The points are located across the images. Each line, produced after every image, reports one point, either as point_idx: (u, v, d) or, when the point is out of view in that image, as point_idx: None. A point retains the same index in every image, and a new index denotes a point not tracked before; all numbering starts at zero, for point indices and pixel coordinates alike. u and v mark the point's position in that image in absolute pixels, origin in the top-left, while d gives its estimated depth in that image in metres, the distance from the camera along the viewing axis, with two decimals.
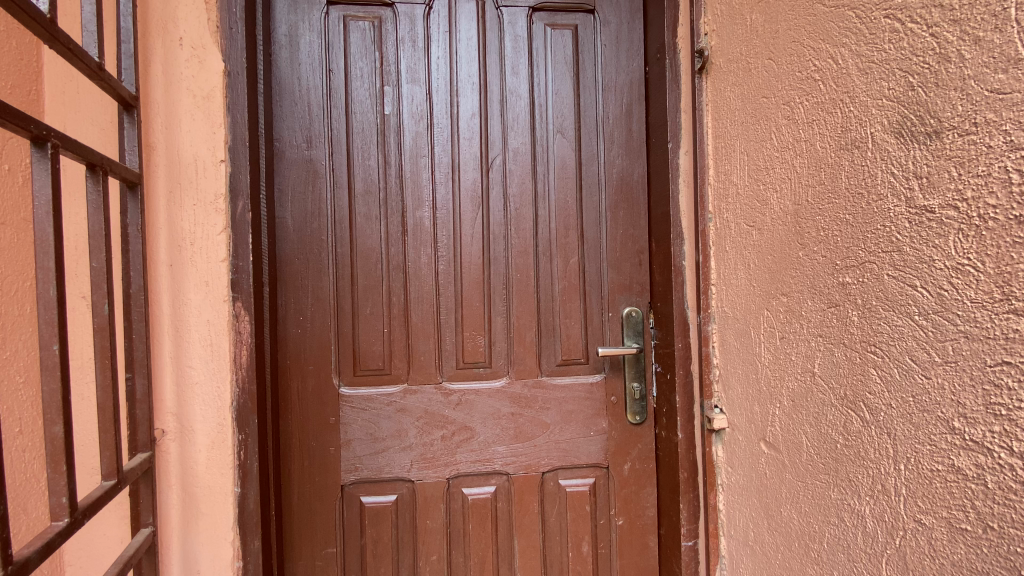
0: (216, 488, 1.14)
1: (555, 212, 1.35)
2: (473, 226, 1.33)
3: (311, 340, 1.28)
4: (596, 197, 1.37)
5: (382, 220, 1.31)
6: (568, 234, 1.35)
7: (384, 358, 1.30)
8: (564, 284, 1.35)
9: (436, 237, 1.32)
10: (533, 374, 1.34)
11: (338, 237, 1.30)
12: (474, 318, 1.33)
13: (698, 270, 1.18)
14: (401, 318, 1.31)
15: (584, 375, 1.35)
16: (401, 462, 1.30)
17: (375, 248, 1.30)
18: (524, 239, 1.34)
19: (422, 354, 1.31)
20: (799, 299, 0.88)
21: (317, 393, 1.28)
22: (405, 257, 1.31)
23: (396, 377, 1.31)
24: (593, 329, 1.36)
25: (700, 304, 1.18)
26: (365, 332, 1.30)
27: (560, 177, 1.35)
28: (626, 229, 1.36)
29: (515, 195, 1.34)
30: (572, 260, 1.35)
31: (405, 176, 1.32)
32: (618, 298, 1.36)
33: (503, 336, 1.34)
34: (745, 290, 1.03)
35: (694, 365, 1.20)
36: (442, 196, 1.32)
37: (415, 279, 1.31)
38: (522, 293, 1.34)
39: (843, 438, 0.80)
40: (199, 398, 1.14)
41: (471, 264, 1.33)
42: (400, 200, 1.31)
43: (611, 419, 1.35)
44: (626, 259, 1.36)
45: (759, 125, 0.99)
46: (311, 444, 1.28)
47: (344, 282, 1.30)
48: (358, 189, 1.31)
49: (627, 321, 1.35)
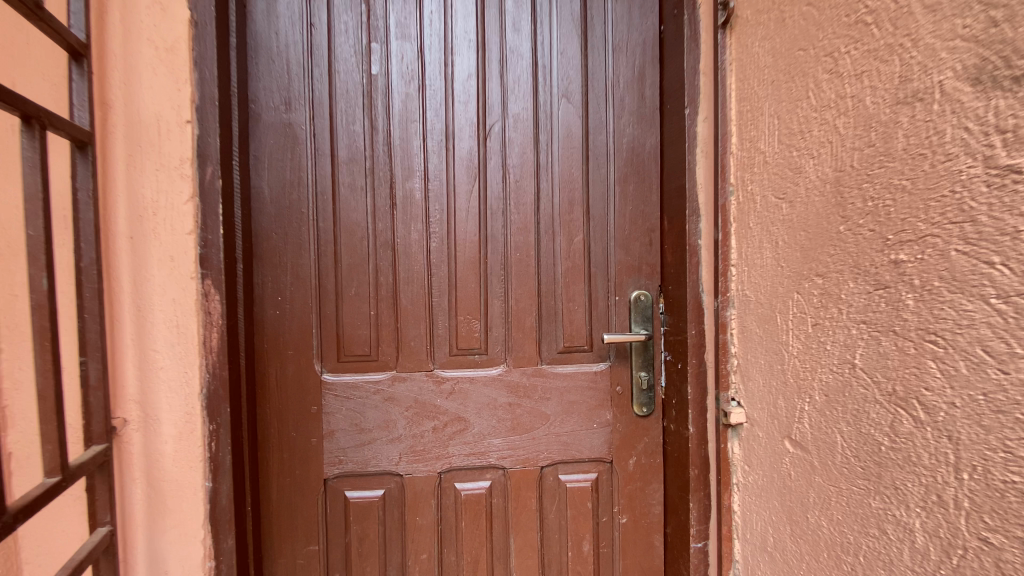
0: (184, 482, 1.04)
1: (559, 186, 1.23)
2: (469, 201, 1.21)
3: (291, 322, 1.17)
4: (604, 169, 1.24)
5: (368, 192, 1.19)
6: (573, 210, 1.24)
7: (369, 343, 1.19)
8: (568, 264, 1.23)
9: (428, 212, 1.20)
10: (532, 362, 1.23)
11: (321, 210, 1.18)
12: (469, 300, 1.21)
13: (717, 249, 1.06)
14: (389, 300, 1.19)
15: (587, 363, 1.24)
16: (389, 454, 1.19)
17: (361, 223, 1.18)
18: (524, 216, 1.22)
19: (412, 339, 1.20)
20: (839, 281, 0.77)
21: (297, 380, 1.17)
22: (394, 232, 1.19)
23: (384, 364, 1.19)
24: (598, 314, 1.25)
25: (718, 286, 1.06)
26: (349, 314, 1.18)
27: (565, 147, 1.23)
28: (636, 205, 1.25)
29: (516, 167, 1.22)
30: (576, 238, 1.23)
31: (394, 145, 1.19)
32: (626, 280, 1.24)
33: (500, 320, 1.23)
34: (771, 271, 0.92)
35: (711, 354, 1.10)
36: (435, 166, 1.20)
37: (405, 257, 1.19)
38: (522, 274, 1.22)
39: (889, 440, 0.69)
40: (165, 385, 1.03)
41: (466, 242, 1.21)
42: (389, 170, 1.19)
43: (617, 411, 1.24)
44: (636, 237, 1.25)
45: (793, 82, 0.87)
46: (291, 435, 1.18)
47: (327, 259, 1.18)
48: (342, 157, 1.18)
49: (635, 305, 1.24)
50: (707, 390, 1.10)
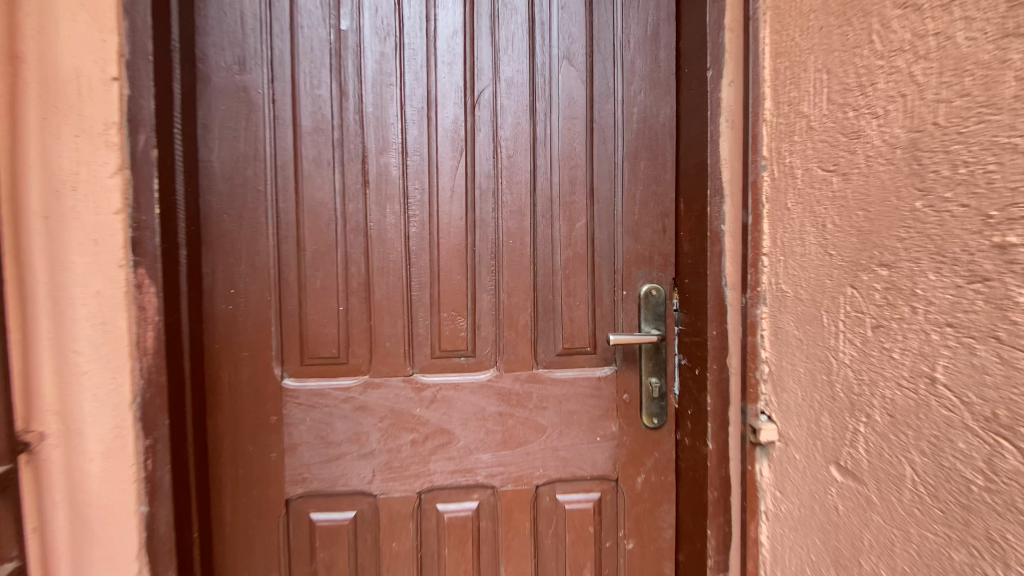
0: (115, 510, 0.87)
1: (560, 163, 1.07)
2: (454, 179, 1.04)
3: (246, 319, 1.00)
4: (611, 144, 1.08)
5: (336, 168, 1.02)
6: (575, 190, 1.07)
7: (337, 344, 1.02)
8: (569, 253, 1.07)
9: (407, 192, 1.03)
10: (526, 366, 1.06)
11: (281, 188, 1.01)
12: (454, 295, 1.05)
13: (746, 236, 0.88)
14: (361, 293, 1.02)
15: (590, 367, 1.08)
16: (361, 472, 1.03)
17: (328, 204, 1.01)
18: (519, 197, 1.06)
19: (387, 339, 1.03)
20: (913, 273, 0.61)
21: (254, 386, 1.01)
22: (367, 215, 1.02)
23: (354, 368, 1.02)
24: (603, 311, 1.08)
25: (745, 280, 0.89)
26: (314, 311, 1.01)
27: (566, 118, 1.06)
28: (647, 185, 1.08)
29: (510, 140, 1.05)
30: (578, 224, 1.07)
31: (367, 113, 1.02)
32: (635, 273, 1.08)
33: (489, 318, 1.06)
34: (816, 260, 0.75)
35: (735, 358, 0.94)
36: (415, 139, 1.03)
37: (379, 244, 1.02)
38: (515, 265, 1.06)
39: (984, 478, 0.54)
40: (89, 392, 0.85)
41: (451, 227, 1.04)
42: (362, 142, 1.02)
43: (624, 422, 1.08)
44: (647, 223, 1.08)
45: (849, 26, 0.70)
46: (247, 449, 1.02)
47: (288, 246, 1.01)
48: (305, 127, 1.01)
49: (645, 302, 1.08)
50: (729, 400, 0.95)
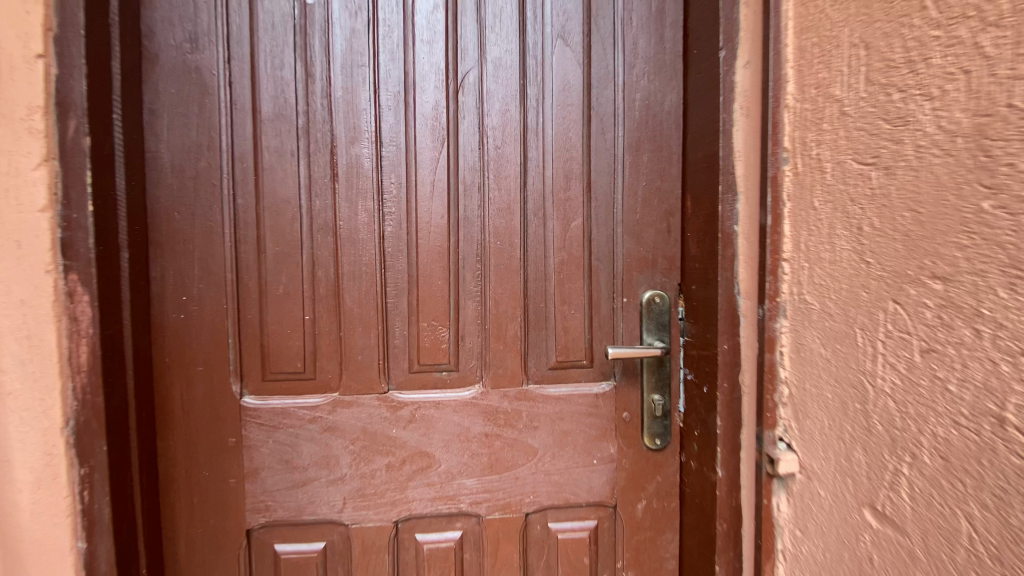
0: (47, 547, 0.76)
1: (554, 155, 0.95)
2: (435, 172, 0.93)
3: (200, 330, 0.89)
4: (611, 133, 0.96)
5: (301, 159, 0.90)
6: (570, 186, 0.96)
7: (303, 357, 0.91)
8: (564, 256, 0.95)
9: (381, 186, 0.92)
10: (515, 382, 0.95)
11: (239, 182, 0.90)
12: (435, 302, 0.93)
13: (764, 238, 0.78)
14: (330, 300, 0.91)
15: (586, 383, 0.97)
16: (330, 499, 0.92)
17: (293, 200, 0.90)
18: (508, 193, 0.94)
19: (360, 352, 0.92)
20: (977, 288, 0.51)
21: (209, 405, 0.90)
22: (336, 212, 0.91)
23: (323, 384, 0.92)
24: (601, 320, 0.97)
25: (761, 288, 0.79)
26: (276, 320, 0.90)
27: (561, 103, 0.95)
28: (650, 179, 0.97)
29: (498, 128, 0.94)
30: (574, 223, 0.96)
31: (336, 97, 0.91)
32: (637, 278, 0.97)
33: (474, 327, 0.95)
34: (849, 269, 0.65)
35: (749, 376, 0.84)
36: (390, 126, 0.92)
37: (350, 246, 0.91)
38: (504, 269, 0.94)
39: None
40: (15, 415, 0.74)
41: (432, 226, 0.93)
42: (330, 130, 0.91)
43: (623, 443, 0.98)
44: (650, 222, 0.97)
45: None
46: (203, 475, 0.91)
47: (247, 247, 0.90)
48: (267, 113, 0.90)
49: (648, 310, 0.97)
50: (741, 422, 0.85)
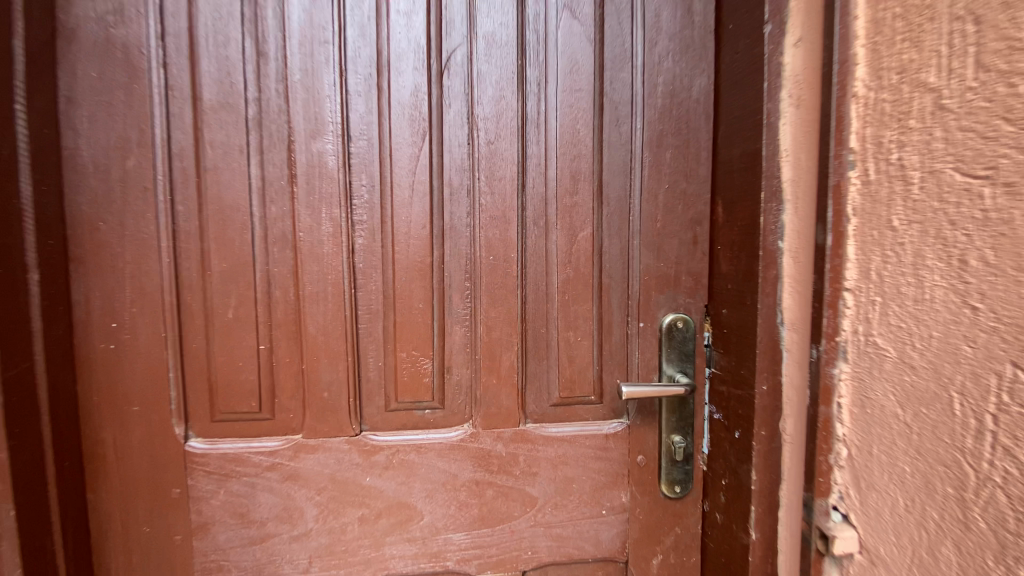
0: None
1: (559, 152, 0.79)
2: (414, 172, 0.76)
3: (135, 363, 0.75)
4: (628, 125, 0.80)
5: (252, 157, 0.74)
6: (578, 189, 0.79)
7: (258, 395, 0.76)
8: (569, 273, 0.80)
9: (350, 189, 0.76)
10: (511, 421, 0.80)
11: (178, 185, 0.74)
12: (415, 328, 0.78)
13: (820, 261, 0.62)
14: (290, 327, 0.76)
15: (595, 422, 0.83)
16: (293, 558, 0.79)
17: (242, 206, 0.74)
18: (504, 198, 0.78)
19: (326, 388, 0.77)
20: None
21: (148, 450, 0.76)
22: (295, 221, 0.75)
23: (282, 426, 0.77)
24: (613, 349, 0.82)
25: (815, 323, 0.64)
26: (225, 351, 0.76)
27: (567, 89, 0.78)
28: (673, 181, 0.81)
29: (491, 119, 0.77)
30: (582, 233, 0.80)
31: (293, 81, 0.74)
32: (656, 299, 0.82)
33: (462, 358, 0.79)
34: (943, 315, 0.50)
35: (792, 423, 0.69)
36: (360, 117, 0.75)
37: (312, 262, 0.75)
38: (498, 288, 0.79)
39: None
40: None
41: (412, 239, 0.77)
42: (287, 122, 0.75)
43: (636, 491, 0.84)
44: (672, 232, 0.81)
45: None
46: (142, 531, 0.77)
47: (189, 264, 0.75)
48: (209, 101, 0.74)
49: (669, 338, 0.82)
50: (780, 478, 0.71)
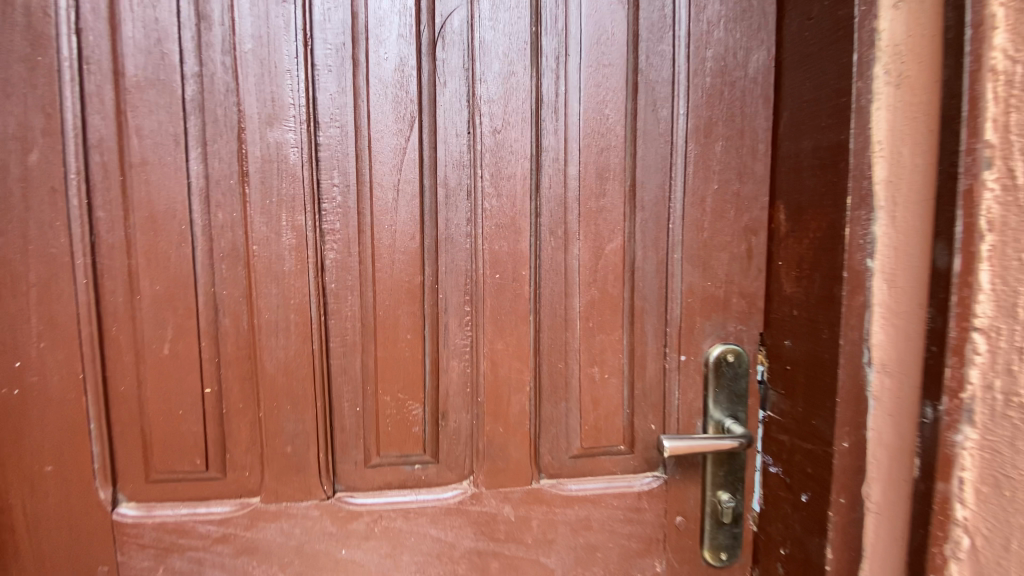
0: None
1: (582, 144, 0.63)
2: (399, 169, 0.60)
3: (47, 411, 0.59)
4: (669, 110, 0.64)
5: (191, 150, 0.58)
6: (606, 190, 0.63)
7: (204, 450, 0.61)
8: (594, 295, 0.65)
9: (317, 190, 0.59)
10: (521, 478, 0.65)
11: (97, 185, 0.58)
12: (402, 365, 0.62)
13: (945, 289, 0.47)
14: (243, 364, 0.60)
15: (624, 477, 0.67)
16: None
17: (179, 213, 0.58)
18: (514, 201, 0.62)
19: (289, 441, 0.61)
20: None
21: (67, 518, 0.61)
22: (248, 230, 0.59)
23: (236, 488, 0.62)
24: (647, 388, 0.66)
25: (932, 373, 0.49)
26: (160, 396, 0.60)
27: (593, 64, 0.62)
28: (724, 180, 0.65)
29: (498, 101, 0.61)
30: (610, 246, 0.64)
31: (243, 50, 0.57)
32: (700, 326, 0.66)
33: (461, 401, 0.64)
34: None
35: (879, 488, 0.56)
36: (329, 98, 0.59)
37: (270, 283, 0.59)
38: (506, 314, 0.63)
39: None
40: None
41: (397, 253, 0.61)
42: (235, 104, 0.58)
43: (674, 558, 0.69)
44: (722, 243, 0.65)
45: None
46: None
47: (113, 285, 0.59)
48: (134, 77, 0.57)
49: (716, 374, 0.66)
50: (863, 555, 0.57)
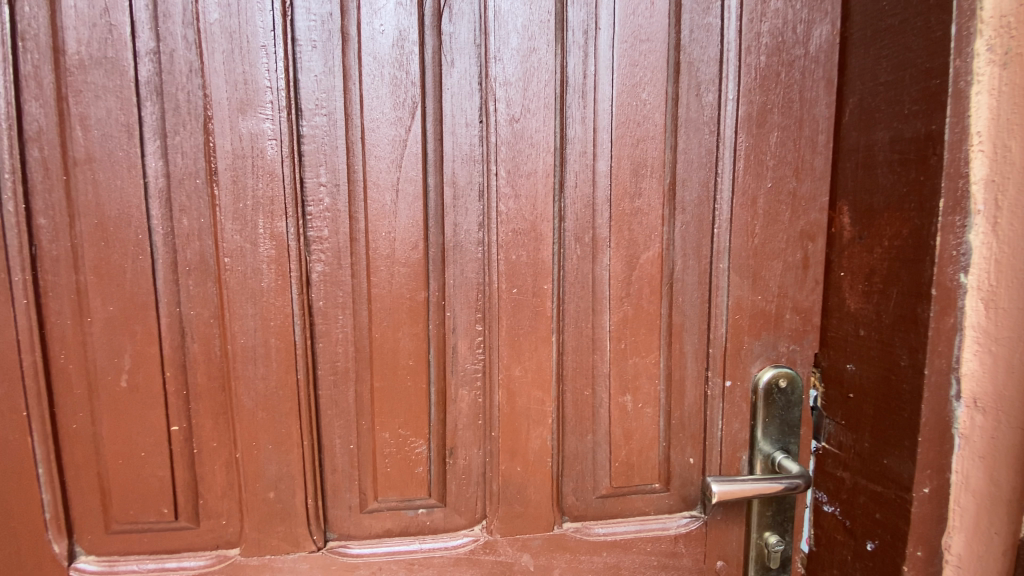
0: None
1: (615, 135, 0.53)
2: (399, 164, 0.50)
3: None
4: (716, 95, 0.54)
5: (149, 143, 0.48)
6: (642, 189, 0.54)
7: (173, 496, 0.52)
8: (627, 312, 0.55)
9: (301, 190, 0.50)
10: (541, 521, 0.56)
11: (36, 186, 0.48)
12: (403, 396, 0.53)
13: None
14: (218, 397, 0.51)
15: (659, 519, 0.59)
16: None
17: (136, 218, 0.49)
18: (534, 203, 0.53)
19: (272, 485, 0.52)
20: None
21: None
22: (218, 240, 0.49)
23: (213, 540, 0.53)
24: (685, 417, 0.58)
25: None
26: (121, 435, 0.51)
27: (628, 40, 0.52)
28: (779, 177, 0.55)
29: (516, 84, 0.51)
30: (645, 254, 0.55)
31: (208, 21, 0.47)
32: (747, 346, 0.57)
33: (472, 435, 0.55)
34: None
35: (962, 537, 0.49)
36: (314, 80, 0.49)
37: (247, 300, 0.50)
38: (525, 335, 0.54)
39: None
40: None
41: (396, 265, 0.51)
42: (200, 87, 0.48)
43: None
44: (774, 250, 0.56)
45: None
46: None
47: (60, 306, 0.49)
48: (77, 54, 0.47)
49: (765, 402, 0.58)
50: None
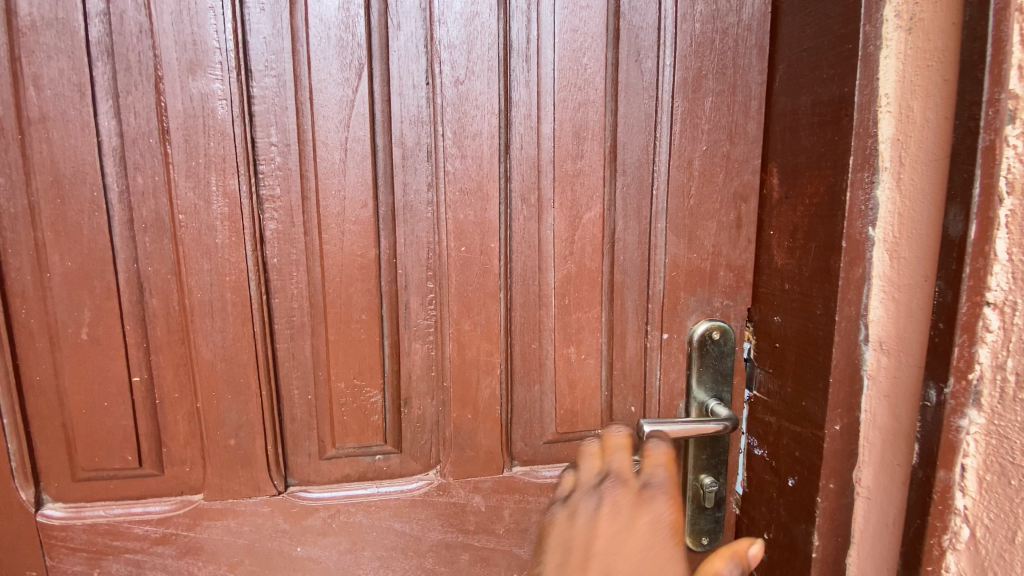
0: None
1: (557, 99, 0.56)
2: (347, 124, 0.52)
3: None
4: (653, 60, 0.57)
5: (102, 103, 0.50)
6: (583, 150, 0.57)
7: (137, 444, 0.55)
8: (570, 269, 0.59)
9: (252, 150, 0.52)
10: (492, 466, 0.60)
11: None
12: (358, 349, 0.56)
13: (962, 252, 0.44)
14: (178, 349, 0.54)
15: None
16: None
17: (91, 176, 0.50)
18: (480, 164, 0.55)
19: (232, 433, 0.55)
20: None
21: None
22: (172, 198, 0.51)
23: (176, 486, 0.56)
24: (627, 369, 0.62)
25: (937, 355, 0.46)
26: (84, 386, 0.53)
27: (568, 6, 0.54)
28: (713, 140, 0.59)
29: (460, 47, 0.53)
30: (588, 213, 0.58)
31: None
32: (685, 300, 0.61)
33: (425, 386, 0.58)
34: None
35: (870, 470, 0.54)
36: (262, 41, 0.50)
37: (203, 255, 0.52)
38: (474, 291, 0.57)
39: None
40: None
41: (346, 223, 0.54)
42: (150, 48, 0.49)
43: None
44: (710, 211, 0.60)
45: None
46: None
47: (19, 263, 0.51)
48: (28, 16, 0.48)
49: (700, 353, 0.62)
50: (853, 537, 0.55)
